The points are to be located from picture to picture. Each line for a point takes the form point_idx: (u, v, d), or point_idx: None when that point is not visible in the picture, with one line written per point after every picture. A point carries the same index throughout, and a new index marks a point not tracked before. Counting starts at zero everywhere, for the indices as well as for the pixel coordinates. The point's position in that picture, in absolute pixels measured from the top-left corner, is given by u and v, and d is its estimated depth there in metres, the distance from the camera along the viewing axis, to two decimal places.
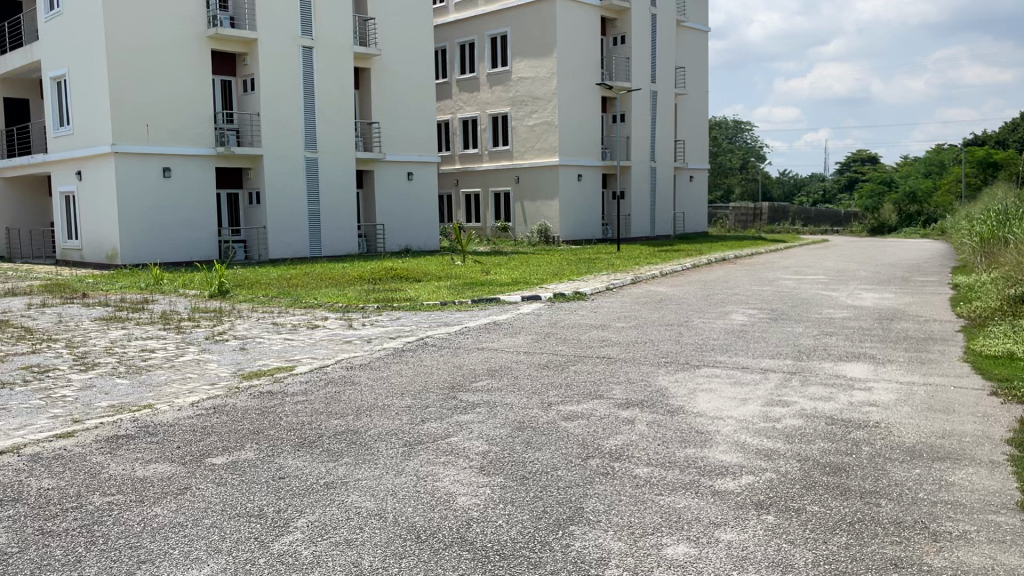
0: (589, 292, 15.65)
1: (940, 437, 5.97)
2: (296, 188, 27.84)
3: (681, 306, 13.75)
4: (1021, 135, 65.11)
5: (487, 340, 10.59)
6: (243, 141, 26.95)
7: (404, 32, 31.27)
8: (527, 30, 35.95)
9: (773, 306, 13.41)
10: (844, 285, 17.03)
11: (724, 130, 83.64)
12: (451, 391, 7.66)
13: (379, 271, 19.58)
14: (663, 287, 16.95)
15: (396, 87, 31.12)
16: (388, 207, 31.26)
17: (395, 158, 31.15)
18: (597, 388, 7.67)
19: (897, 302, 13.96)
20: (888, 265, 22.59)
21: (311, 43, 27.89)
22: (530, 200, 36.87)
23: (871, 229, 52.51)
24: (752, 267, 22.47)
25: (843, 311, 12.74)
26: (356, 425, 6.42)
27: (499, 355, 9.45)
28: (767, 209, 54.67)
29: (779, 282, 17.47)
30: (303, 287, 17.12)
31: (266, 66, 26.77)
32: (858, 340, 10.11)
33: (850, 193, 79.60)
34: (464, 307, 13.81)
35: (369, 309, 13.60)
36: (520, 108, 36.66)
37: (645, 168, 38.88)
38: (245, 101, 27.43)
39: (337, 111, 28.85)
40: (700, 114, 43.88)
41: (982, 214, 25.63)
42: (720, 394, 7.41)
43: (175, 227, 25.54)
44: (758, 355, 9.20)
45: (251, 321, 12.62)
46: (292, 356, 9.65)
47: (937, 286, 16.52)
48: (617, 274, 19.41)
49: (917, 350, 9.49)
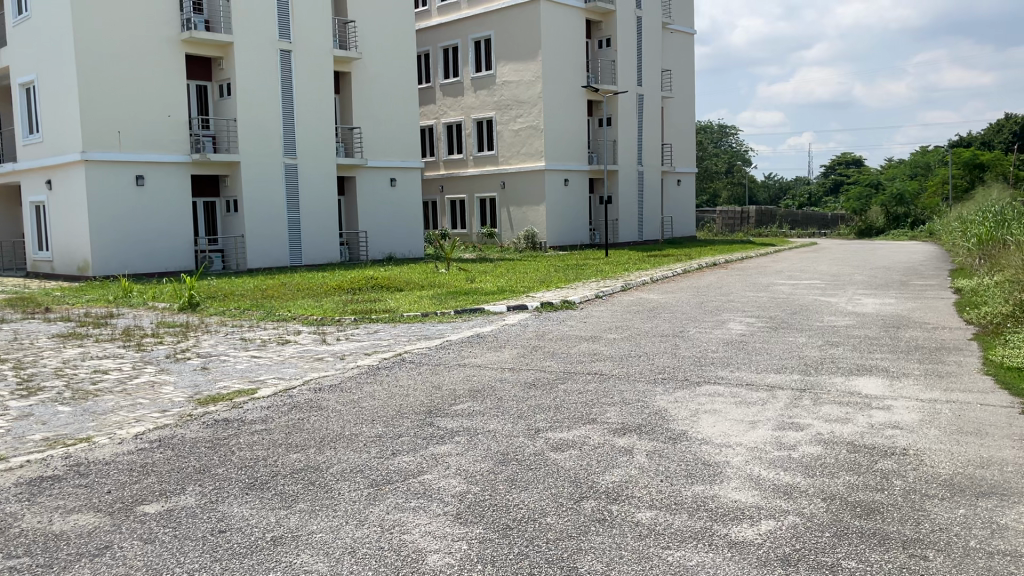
0: (578, 300, 14.91)
1: (980, 467, 5.30)
2: (275, 196, 27.02)
3: (676, 315, 13.05)
4: (1005, 136, 65.09)
5: (471, 354, 9.83)
6: (219, 147, 26.09)
7: (385, 35, 30.54)
8: (511, 33, 35.30)
9: (772, 314, 12.74)
10: (842, 290, 16.38)
11: (709, 134, 83.19)
12: (427, 416, 6.90)
13: (359, 280, 18.79)
14: (654, 294, 16.25)
15: (377, 91, 30.36)
16: (371, 214, 30.46)
17: (377, 163, 30.38)
18: (589, 411, 6.92)
19: (900, 308, 13.34)
20: (883, 268, 21.99)
21: (289, 47, 27.11)
22: (516, 206, 36.15)
23: (859, 232, 52.37)
24: (744, 272, 21.81)
25: (845, 319, 12.05)
26: (317, 460, 5.66)
27: (483, 372, 8.69)
28: (754, 212, 54.39)
29: (775, 288, 16.82)
30: (279, 298, 16.28)
31: (243, 71, 25.96)
32: (867, 351, 9.45)
33: (837, 196, 79.35)
34: (446, 319, 13.04)
35: (345, 322, 12.81)
36: (505, 112, 35.99)
37: (632, 172, 38.28)
38: (221, 107, 26.60)
39: (317, 116, 28.06)
40: (686, 117, 43.36)
41: (976, 216, 25.17)
42: (725, 416, 6.69)
43: (148, 237, 24.65)
44: (762, 369, 8.49)
45: (218, 337, 11.81)
46: (256, 376, 8.87)
47: (938, 290, 15.90)
48: (605, 281, 18.69)
49: (931, 361, 8.81)
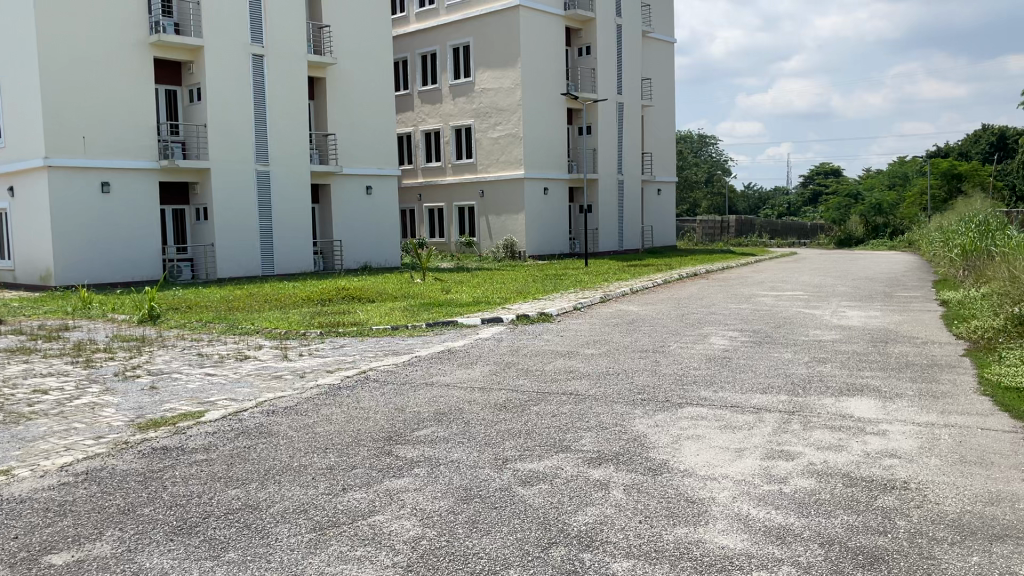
0: (555, 313, 14.39)
1: (990, 504, 4.82)
2: (247, 204, 26.34)
3: (657, 328, 12.55)
4: (982, 147, 65.61)
5: (439, 372, 9.25)
6: (188, 154, 25.39)
7: (361, 40, 29.97)
8: (490, 40, 34.85)
9: (756, 327, 12.28)
10: (825, 301, 16.00)
11: (689, 144, 83.09)
12: (386, 443, 6.33)
13: (329, 291, 18.17)
14: (634, 306, 15.77)
15: (353, 98, 29.78)
16: (346, 222, 29.83)
17: (353, 171, 29.78)
18: (563, 438, 6.38)
19: (887, 321, 12.93)
20: (866, 278, 21.68)
21: (261, 51, 26.47)
22: (495, 214, 35.64)
23: (838, 241, 52.49)
24: (726, 283, 21.41)
25: (832, 333, 11.60)
26: (258, 498, 5.07)
27: (452, 392, 8.13)
28: (734, 221, 54.22)
29: (758, 299, 16.42)
30: (244, 310, 15.64)
31: (214, 75, 25.29)
32: (856, 368, 8.99)
33: (815, 206, 79.55)
34: (417, 333, 12.47)
35: (310, 336, 12.19)
36: (483, 120, 35.51)
37: (613, 181, 37.90)
38: (191, 112, 25.91)
39: (290, 122, 27.42)
40: (666, 126, 43.13)
41: (957, 228, 25.04)
42: (710, 443, 6.19)
43: (112, 244, 23.83)
44: (747, 389, 7.98)
45: (173, 352, 11.17)
46: (207, 397, 8.27)
47: (924, 302, 15.54)
48: (584, 292, 18.22)
49: (925, 380, 8.35)
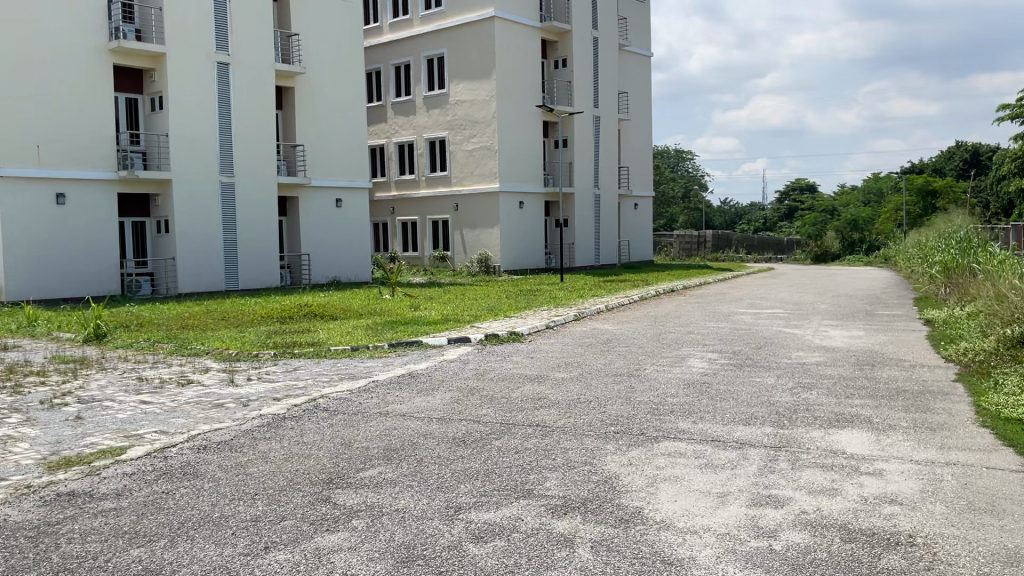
0: (526, 331, 13.70)
1: (1010, 565, 4.19)
2: (211, 217, 25.48)
3: (632, 349, 11.89)
4: (956, 164, 66.15)
5: (396, 399, 8.52)
6: (150, 164, 24.51)
7: (331, 49, 29.28)
8: (464, 51, 34.31)
9: (736, 349, 11.68)
10: (806, 320, 15.44)
11: (665, 159, 82.93)
12: (325, 486, 5.60)
13: (290, 308, 17.37)
14: (609, 325, 15.12)
15: (322, 108, 29.04)
16: (315, 236, 29.02)
17: (322, 183, 29.01)
18: (526, 480, 5.67)
19: (871, 342, 12.37)
20: (845, 296, 21.22)
21: (227, 60, 25.70)
22: (469, 228, 34.98)
23: (814, 257, 52.41)
24: (704, 300, 20.85)
25: (815, 355, 11.01)
26: (162, 562, 4.32)
27: (407, 423, 7.40)
28: (710, 236, 53.87)
29: (737, 318, 15.85)
30: (198, 328, 14.79)
31: (177, 83, 24.48)
32: (843, 396, 8.38)
33: (790, 222, 79.69)
34: (378, 353, 11.72)
35: (262, 358, 11.40)
36: (458, 133, 34.91)
37: (589, 196, 37.41)
38: (153, 121, 25.05)
39: (256, 132, 26.62)
40: (643, 140, 42.79)
41: (934, 245, 24.83)
42: (689, 486, 5.52)
43: (65, 259, 22.84)
44: (729, 421, 7.32)
45: (111, 376, 10.34)
46: (136, 430, 7.48)
47: (908, 321, 15.04)
48: (557, 309, 17.57)
49: (919, 409, 7.75)
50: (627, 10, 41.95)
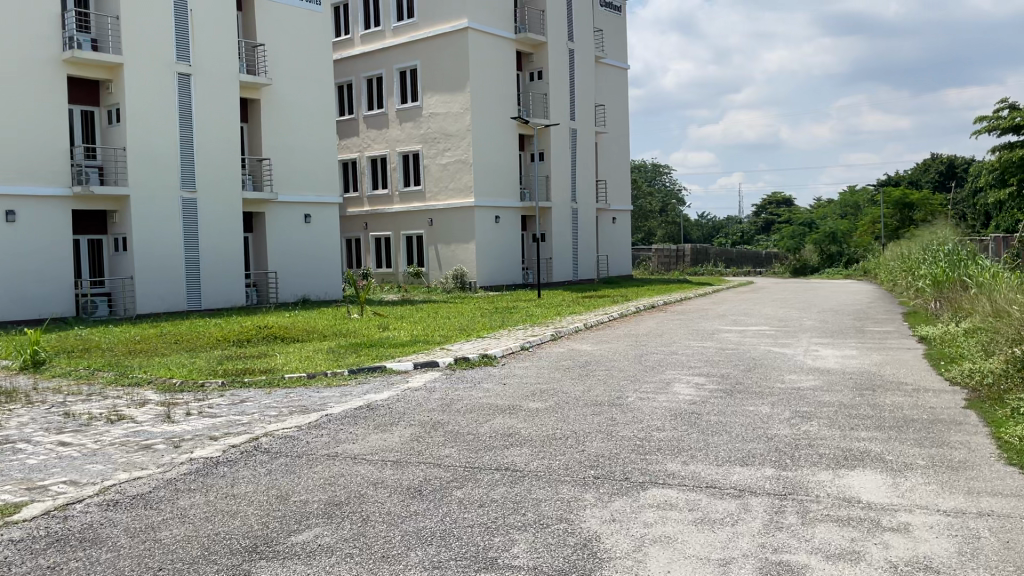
0: (499, 354, 12.76)
1: None
2: (171, 233, 24.38)
3: (613, 374, 11.00)
4: (931, 175, 66.35)
5: (349, 437, 7.56)
6: (106, 179, 23.40)
7: (300, 60, 28.37)
8: (438, 63, 33.53)
9: (723, 372, 10.83)
10: (794, 339, 14.62)
11: (642, 173, 82.35)
12: (248, 557, 4.65)
13: (249, 330, 16.33)
14: (587, 345, 14.22)
15: (289, 120, 28.07)
16: (283, 253, 27.97)
17: (290, 198, 28.00)
18: (490, 545, 4.75)
19: (867, 363, 11.55)
20: (831, 311, 20.48)
21: (188, 70, 24.69)
22: (444, 244, 34.07)
23: (793, 270, 52.34)
24: (685, 317, 20.07)
25: (810, 380, 10.14)
26: None
27: (358, 469, 6.46)
28: (689, 250, 53.34)
29: (722, 336, 15.03)
30: (146, 354, 13.74)
31: (135, 95, 23.43)
32: (847, 428, 7.52)
33: (768, 235, 79.40)
34: (336, 381, 10.73)
35: (208, 388, 10.38)
36: (431, 146, 34.05)
37: (566, 210, 36.67)
38: (110, 135, 23.97)
39: (219, 146, 25.58)
40: (621, 153, 42.18)
41: (919, 258, 24.25)
42: (683, 550, 4.62)
43: (16, 280, 21.63)
44: (724, 461, 6.43)
45: (34, 412, 9.25)
46: (45, 480, 6.46)
47: (901, 339, 14.25)
48: (533, 328, 16.65)
49: (934, 444, 6.92)
50: (603, 22, 41.42)
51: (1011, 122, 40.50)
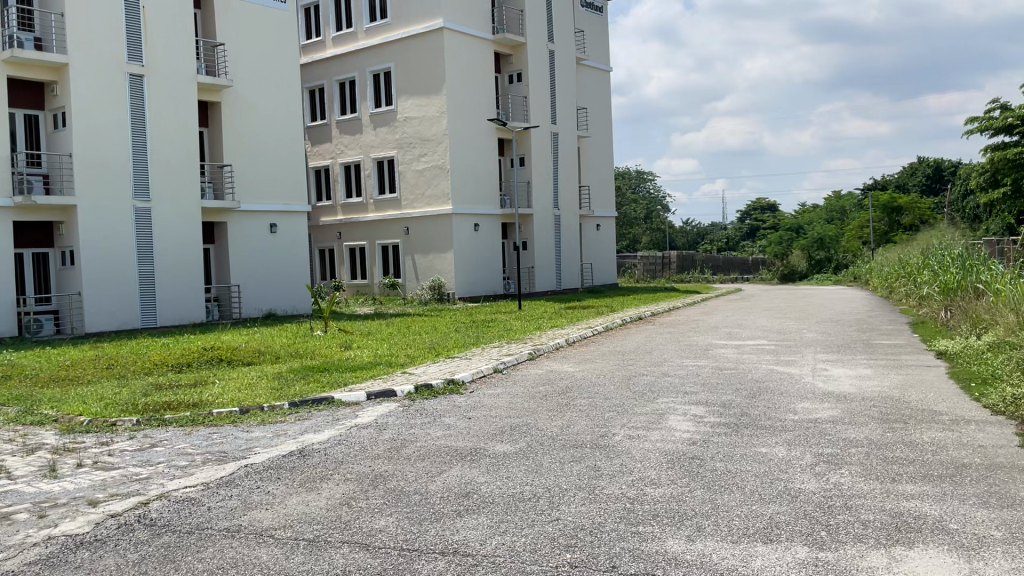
0: (466, 379, 11.18)
1: None
2: (123, 246, 22.68)
3: (597, 403, 9.42)
4: (919, 179, 65.59)
5: (264, 502, 5.97)
6: (51, 188, 21.70)
7: (264, 61, 26.81)
8: (412, 64, 32.04)
9: (724, 400, 9.29)
10: (797, 355, 13.18)
11: (626, 180, 81.40)
12: None
13: (194, 352, 14.69)
14: (569, 366, 12.71)
15: (252, 124, 26.47)
16: (246, 265, 26.33)
17: (253, 206, 26.38)
18: None
19: (886, 386, 10.09)
20: (832, 321, 19.10)
21: (140, 71, 23.03)
22: (421, 253, 32.50)
23: (781, 276, 50.91)
24: (675, 329, 18.60)
25: (828, 410, 8.63)
26: None
27: (259, 556, 4.87)
28: (675, 257, 52.06)
29: (718, 354, 13.53)
30: (67, 383, 12.08)
31: (82, 97, 21.76)
32: (887, 480, 6.03)
33: (754, 241, 78.51)
34: (274, 417, 9.12)
35: (119, 429, 8.73)
36: (407, 151, 32.52)
37: (548, 217, 35.18)
38: (55, 140, 22.26)
39: (175, 151, 23.90)
40: (604, 158, 40.78)
41: (919, 264, 22.98)
42: None
43: None
44: (742, 537, 4.90)
45: None
46: None
47: (916, 356, 12.81)
48: (509, 346, 15.11)
49: (1009, 504, 5.41)
50: (584, 23, 40.11)
51: (1003, 123, 39.45)
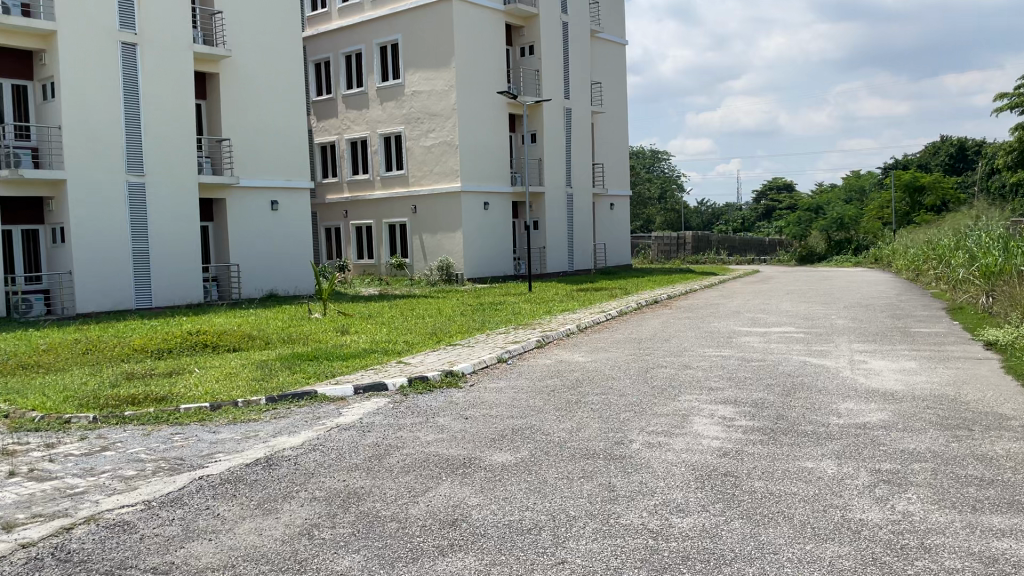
0: (466, 371, 10.13)
1: None
2: (115, 223, 21.70)
3: (611, 401, 8.32)
4: (942, 158, 63.88)
5: (213, 531, 4.94)
6: (40, 163, 20.75)
7: (263, 30, 25.64)
8: (420, 35, 30.78)
9: (756, 399, 8.20)
10: (829, 344, 12.04)
11: (640, 160, 79.86)
12: None
13: (179, 336, 13.70)
14: (580, 355, 11.63)
15: (252, 96, 25.38)
16: (246, 244, 25.35)
17: (253, 182, 25.35)
18: None
19: (938, 383, 8.96)
20: (861, 306, 17.96)
21: (133, 39, 21.91)
22: (429, 232, 31.43)
23: (800, 258, 49.96)
24: (693, 314, 17.45)
25: (876, 413, 7.53)
26: None
27: None
28: (690, 237, 50.65)
29: (742, 343, 12.41)
30: (35, 370, 11.12)
31: (71, 67, 20.71)
32: (968, 510, 4.92)
33: (770, 221, 76.98)
34: (250, 415, 8.10)
35: (72, 428, 7.74)
36: (414, 127, 31.33)
37: (560, 195, 34.00)
38: (44, 112, 21.27)
39: (170, 125, 22.83)
40: (618, 135, 39.45)
41: (952, 245, 21.74)
42: None
43: None
44: None
45: None
46: None
47: (962, 347, 11.66)
48: (515, 331, 14.06)
49: None
50: None
51: None
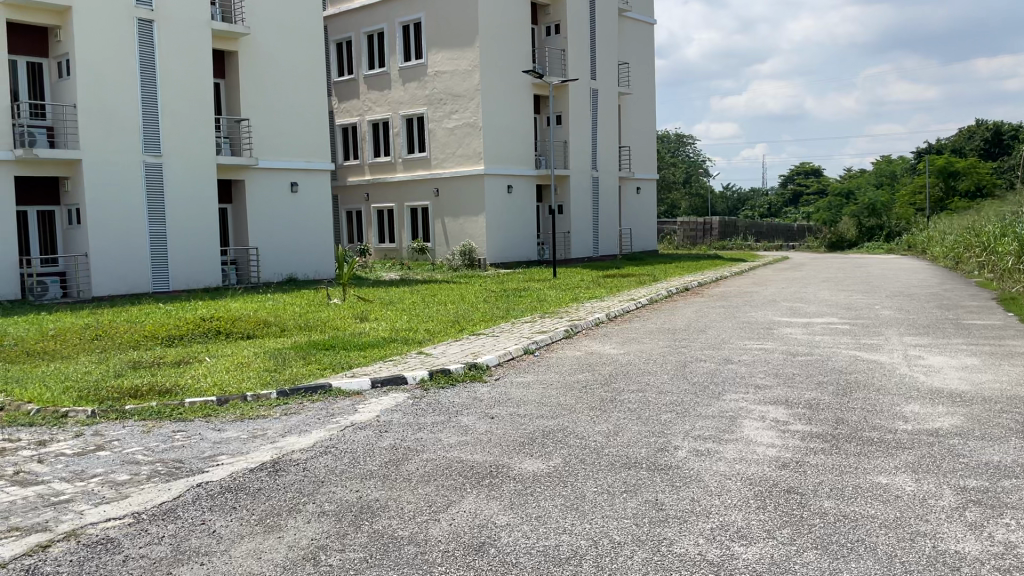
0: (489, 364, 9.46)
1: None
2: (132, 204, 21.24)
3: (650, 400, 7.63)
4: (977, 144, 62.09)
5: (207, 553, 4.34)
6: (55, 142, 20.33)
7: (282, 7, 24.98)
8: (443, 13, 30.01)
9: (809, 399, 7.47)
10: (878, 337, 11.23)
11: (664, 144, 78.57)
12: None
13: (192, 322, 13.16)
14: (611, 347, 10.91)
15: (271, 75, 24.79)
16: (265, 225, 24.82)
17: (272, 163, 24.80)
18: None
19: (1007, 383, 8.15)
20: (904, 296, 17.05)
21: (150, 16, 21.37)
22: (451, 216, 30.76)
23: (828, 244, 48.35)
24: (726, 302, 16.66)
25: (946, 418, 6.75)
26: None
27: None
28: (717, 222, 49.52)
29: (784, 335, 11.65)
30: (40, 357, 10.61)
31: (87, 43, 20.20)
32: None
33: (797, 207, 75.50)
34: (259, 411, 7.49)
35: (68, 424, 7.17)
36: (437, 108, 30.61)
37: (585, 178, 33.17)
38: (59, 90, 20.83)
39: (187, 103, 22.28)
40: (645, 117, 38.48)
41: (998, 232, 20.71)
42: None
43: None
44: None
45: None
46: None
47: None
48: (541, 320, 13.38)
49: None
50: None
51: None
